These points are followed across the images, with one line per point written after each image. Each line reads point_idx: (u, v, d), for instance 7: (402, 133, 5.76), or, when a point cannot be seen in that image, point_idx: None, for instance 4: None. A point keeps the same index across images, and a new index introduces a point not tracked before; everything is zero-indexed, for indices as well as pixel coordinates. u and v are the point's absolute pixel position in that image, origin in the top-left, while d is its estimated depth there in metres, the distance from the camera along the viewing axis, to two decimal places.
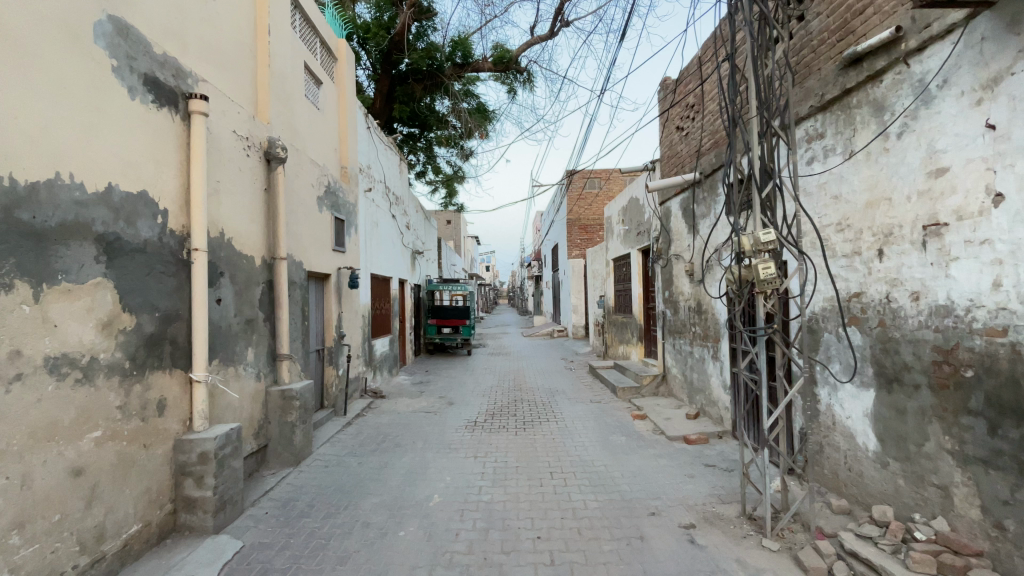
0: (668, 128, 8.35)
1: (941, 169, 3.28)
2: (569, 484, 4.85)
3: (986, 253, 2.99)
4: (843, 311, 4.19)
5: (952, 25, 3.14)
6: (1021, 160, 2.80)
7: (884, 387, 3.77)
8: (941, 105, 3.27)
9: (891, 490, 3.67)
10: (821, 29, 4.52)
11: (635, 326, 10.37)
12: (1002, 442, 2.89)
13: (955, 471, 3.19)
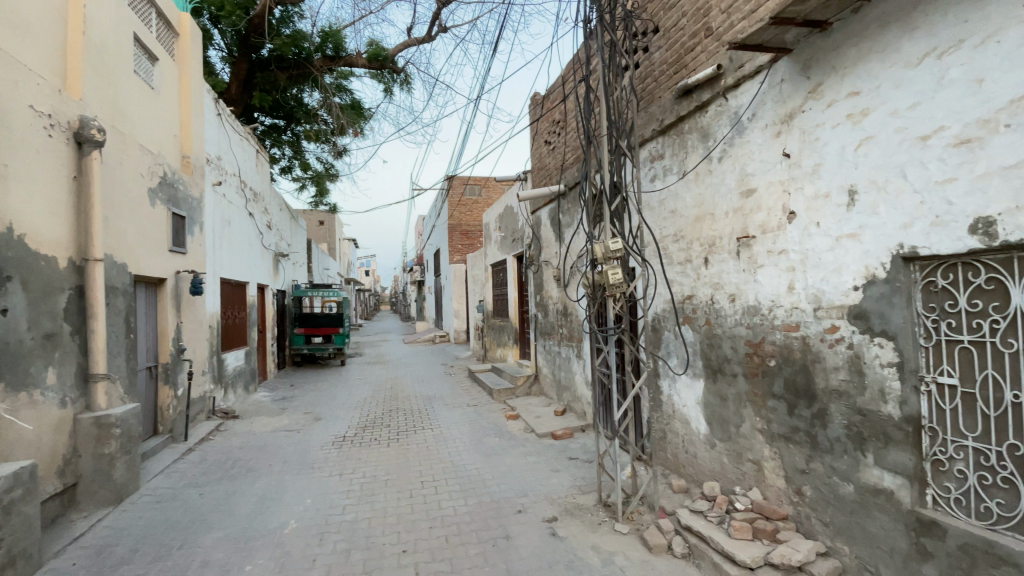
0: (538, 141, 8.75)
1: (750, 190, 3.87)
2: (440, 492, 4.79)
3: (783, 261, 3.59)
4: (679, 311, 4.77)
5: (760, 66, 3.73)
6: (807, 184, 3.40)
7: (711, 377, 4.34)
8: (750, 135, 3.87)
9: (719, 467, 4.21)
10: (661, 61, 5.08)
11: (511, 329, 10.67)
12: (797, 420, 3.47)
13: (764, 447, 3.75)
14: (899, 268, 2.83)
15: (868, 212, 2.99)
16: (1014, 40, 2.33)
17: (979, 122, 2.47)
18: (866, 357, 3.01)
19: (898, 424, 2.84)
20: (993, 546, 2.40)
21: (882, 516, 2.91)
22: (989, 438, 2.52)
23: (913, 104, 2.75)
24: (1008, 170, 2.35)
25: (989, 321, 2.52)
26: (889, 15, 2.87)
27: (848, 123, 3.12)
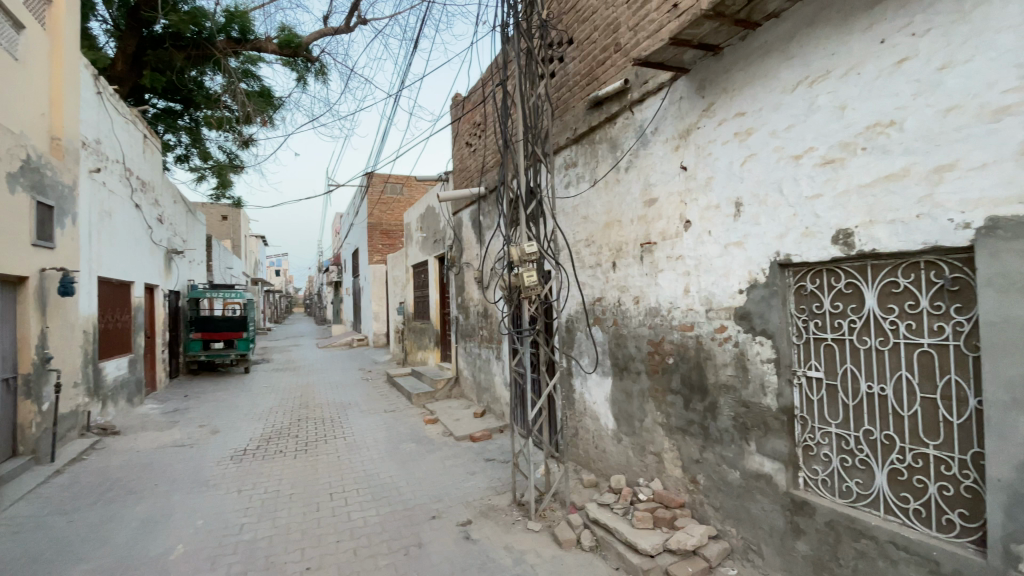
0: (459, 142, 8.73)
1: (652, 199, 4.16)
2: (350, 503, 4.58)
3: (680, 266, 3.88)
4: (590, 313, 4.98)
5: (661, 84, 4.01)
6: (701, 196, 3.70)
7: (618, 375, 4.57)
8: (653, 148, 4.15)
9: (625, 461, 4.45)
10: (574, 71, 5.29)
11: (431, 332, 10.52)
12: (692, 413, 3.75)
13: (664, 439, 4.02)
14: (776, 273, 3.14)
15: (751, 222, 3.30)
16: (870, 74, 2.66)
17: (841, 145, 2.79)
18: (749, 354, 3.31)
19: (775, 414, 3.15)
20: (853, 522, 2.71)
21: (763, 499, 3.20)
22: (849, 425, 2.84)
23: (790, 126, 3.07)
24: (863, 188, 2.68)
25: (847, 321, 2.84)
26: (770, 45, 3.19)
27: (735, 140, 3.42)
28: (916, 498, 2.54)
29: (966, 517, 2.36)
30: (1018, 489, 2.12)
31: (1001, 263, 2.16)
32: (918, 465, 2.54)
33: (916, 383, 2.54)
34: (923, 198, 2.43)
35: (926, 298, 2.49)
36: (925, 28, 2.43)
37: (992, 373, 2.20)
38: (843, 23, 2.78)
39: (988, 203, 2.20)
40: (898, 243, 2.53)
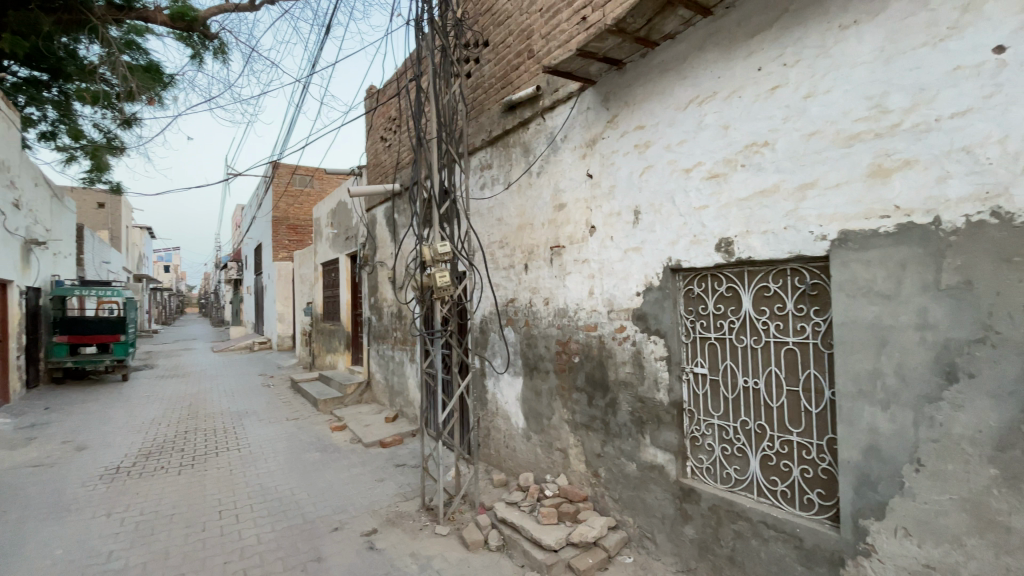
0: (373, 136, 8.43)
1: (562, 204, 4.31)
2: (242, 521, 4.23)
3: (586, 269, 4.04)
4: (503, 313, 5.02)
5: (570, 93, 4.18)
6: (604, 203, 3.89)
7: (528, 374, 4.67)
8: (563, 155, 4.30)
9: (534, 459, 4.56)
10: (489, 74, 5.32)
11: (342, 334, 10.04)
12: (595, 409, 3.93)
13: (570, 436, 4.17)
14: (669, 277, 3.38)
15: (648, 229, 3.52)
16: (749, 98, 2.94)
17: (725, 161, 3.06)
18: (645, 353, 3.53)
19: (667, 408, 3.38)
20: (732, 505, 2.98)
21: (657, 489, 3.42)
22: (729, 416, 3.11)
23: (682, 141, 3.31)
24: (742, 202, 2.96)
25: (727, 321, 3.12)
26: (667, 64, 3.42)
27: (636, 152, 3.63)
28: (782, 480, 2.85)
29: (823, 496, 2.67)
30: (862, 468, 2.44)
31: (850, 271, 2.48)
32: (785, 451, 2.84)
33: (783, 377, 2.84)
34: (790, 212, 2.73)
35: (791, 301, 2.80)
36: (794, 60, 2.73)
37: (843, 367, 2.51)
38: (728, 50, 3.05)
39: (840, 219, 2.51)
40: (770, 251, 2.82)
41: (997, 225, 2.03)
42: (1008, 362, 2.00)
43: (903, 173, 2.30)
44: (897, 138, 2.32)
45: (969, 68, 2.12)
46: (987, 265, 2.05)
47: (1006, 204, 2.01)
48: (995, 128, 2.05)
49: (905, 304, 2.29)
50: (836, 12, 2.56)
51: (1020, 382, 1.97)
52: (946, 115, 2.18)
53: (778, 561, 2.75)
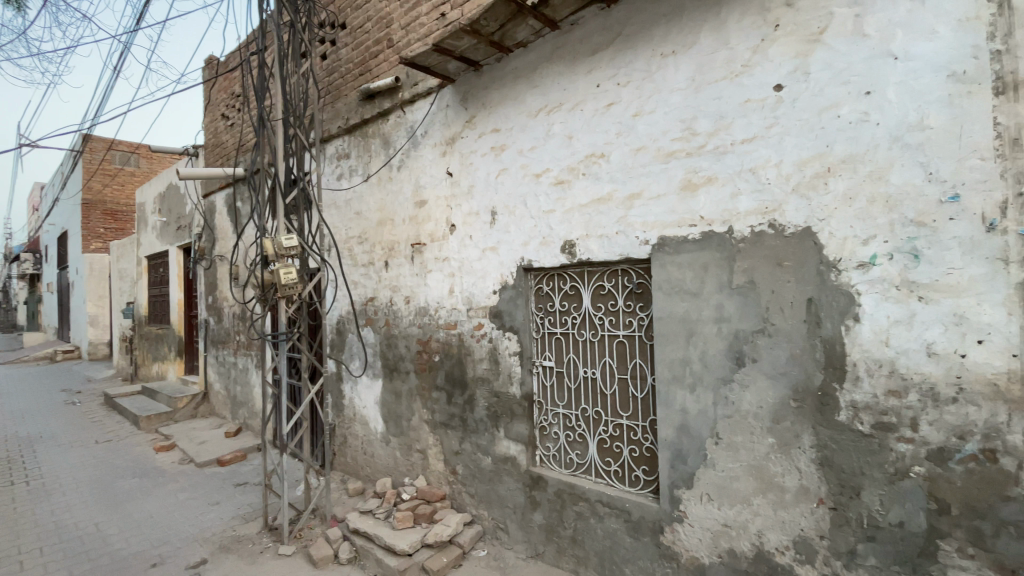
0: (213, 112, 7.44)
1: (422, 201, 4.25)
2: (24, 570, 3.43)
3: (445, 267, 4.03)
4: (362, 312, 4.79)
5: (430, 89, 4.14)
6: (463, 202, 3.91)
7: (387, 376, 4.53)
8: (423, 150, 4.24)
9: (393, 463, 4.47)
10: (345, 58, 5.01)
11: (173, 339, 8.69)
12: (454, 408, 3.95)
13: (429, 436, 4.15)
14: (521, 276, 3.51)
15: (503, 229, 3.62)
16: (589, 111, 3.17)
17: (569, 168, 3.27)
18: (500, 349, 3.64)
19: (519, 401, 3.53)
20: (574, 488, 3.21)
21: (510, 480, 3.57)
22: (571, 405, 3.34)
23: (533, 147, 3.46)
24: (583, 207, 3.19)
25: (571, 317, 3.33)
26: (520, 70, 3.54)
27: (492, 153, 3.71)
28: (615, 461, 3.14)
29: (647, 472, 3.00)
30: (677, 445, 2.79)
31: (667, 272, 2.81)
32: (617, 434, 3.13)
33: (615, 367, 3.13)
34: (621, 218, 3.01)
35: (622, 298, 3.09)
36: (626, 80, 3.01)
37: (662, 356, 2.84)
38: (573, 63, 3.26)
39: (660, 226, 2.84)
40: (605, 253, 3.08)
41: (772, 235, 2.46)
42: (779, 348, 2.44)
43: (708, 188, 2.67)
44: (704, 157, 2.69)
45: (755, 102, 2.53)
46: (766, 268, 2.47)
47: (779, 217, 2.44)
48: (771, 154, 2.47)
49: (709, 301, 2.66)
50: (659, 41, 2.87)
51: (788, 364, 2.41)
52: (738, 140, 2.58)
53: (612, 535, 3.04)
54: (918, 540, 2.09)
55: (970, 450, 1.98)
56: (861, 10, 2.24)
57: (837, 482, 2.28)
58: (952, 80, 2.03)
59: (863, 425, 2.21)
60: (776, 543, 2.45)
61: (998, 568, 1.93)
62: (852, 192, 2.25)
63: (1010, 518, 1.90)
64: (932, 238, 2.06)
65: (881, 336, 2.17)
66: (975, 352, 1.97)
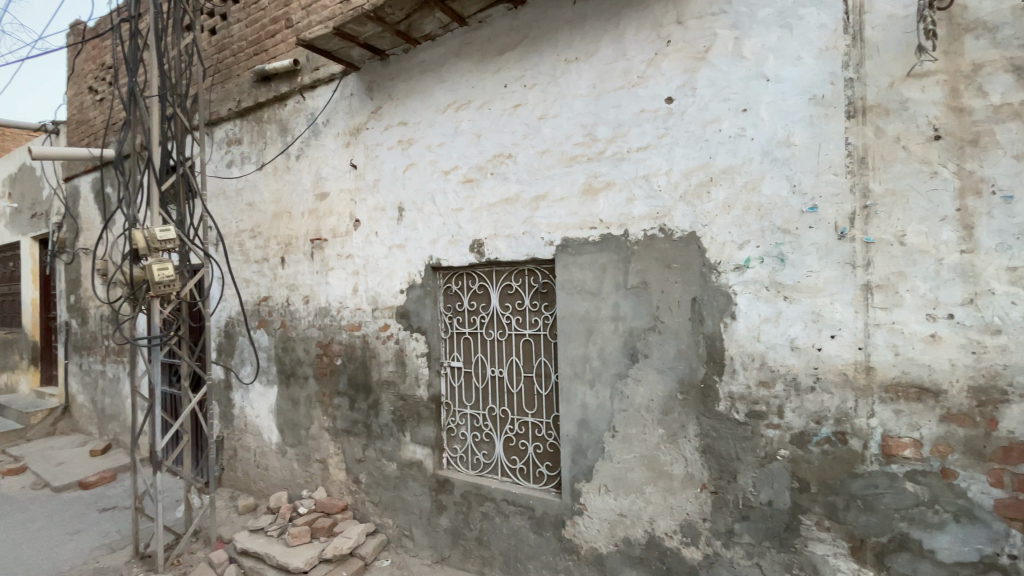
0: (78, 84, 6.48)
1: (323, 194, 4.02)
2: None
3: (349, 265, 3.83)
4: (255, 313, 4.47)
5: (332, 75, 3.92)
6: (368, 196, 3.74)
7: (283, 382, 4.26)
8: (324, 140, 4.02)
9: (289, 474, 4.23)
10: (237, 35, 4.60)
11: (25, 344, 7.48)
12: (356, 413, 3.79)
13: (329, 444, 3.96)
14: (429, 275, 3.42)
15: (410, 226, 3.51)
16: (496, 111, 3.16)
17: (477, 167, 3.24)
18: (406, 350, 3.52)
19: (426, 404, 3.44)
20: (480, 488, 3.20)
21: (415, 485, 3.48)
22: (479, 405, 3.32)
23: (441, 143, 3.39)
24: (491, 207, 3.17)
25: (479, 316, 3.31)
26: (428, 64, 3.45)
27: (399, 147, 3.58)
28: (520, 459, 3.16)
29: (550, 468, 3.05)
30: (577, 440, 2.87)
31: (570, 272, 2.88)
32: (522, 432, 3.16)
33: (521, 365, 3.15)
34: (527, 219, 3.03)
35: (528, 297, 3.12)
36: (532, 83, 3.03)
37: (564, 354, 2.91)
38: (481, 61, 3.23)
39: (563, 228, 2.90)
40: (512, 253, 3.09)
41: (662, 239, 2.61)
42: (668, 344, 2.59)
43: (607, 193, 2.77)
44: (603, 162, 2.79)
45: (649, 112, 2.66)
46: (657, 269, 2.62)
47: (669, 222, 2.59)
48: (662, 163, 2.62)
49: (607, 300, 2.76)
50: (563, 47, 2.93)
51: (675, 359, 2.57)
52: (634, 148, 2.70)
53: (517, 533, 3.06)
54: (784, 517, 2.31)
55: (826, 433, 2.23)
56: (739, 33, 2.43)
57: (717, 468, 2.46)
58: (813, 102, 2.27)
59: (739, 414, 2.41)
60: (665, 529, 2.61)
61: (847, 537, 2.18)
62: (731, 200, 2.44)
63: (857, 492, 2.16)
64: (795, 244, 2.29)
65: (754, 332, 2.38)
66: (828, 346, 2.22)
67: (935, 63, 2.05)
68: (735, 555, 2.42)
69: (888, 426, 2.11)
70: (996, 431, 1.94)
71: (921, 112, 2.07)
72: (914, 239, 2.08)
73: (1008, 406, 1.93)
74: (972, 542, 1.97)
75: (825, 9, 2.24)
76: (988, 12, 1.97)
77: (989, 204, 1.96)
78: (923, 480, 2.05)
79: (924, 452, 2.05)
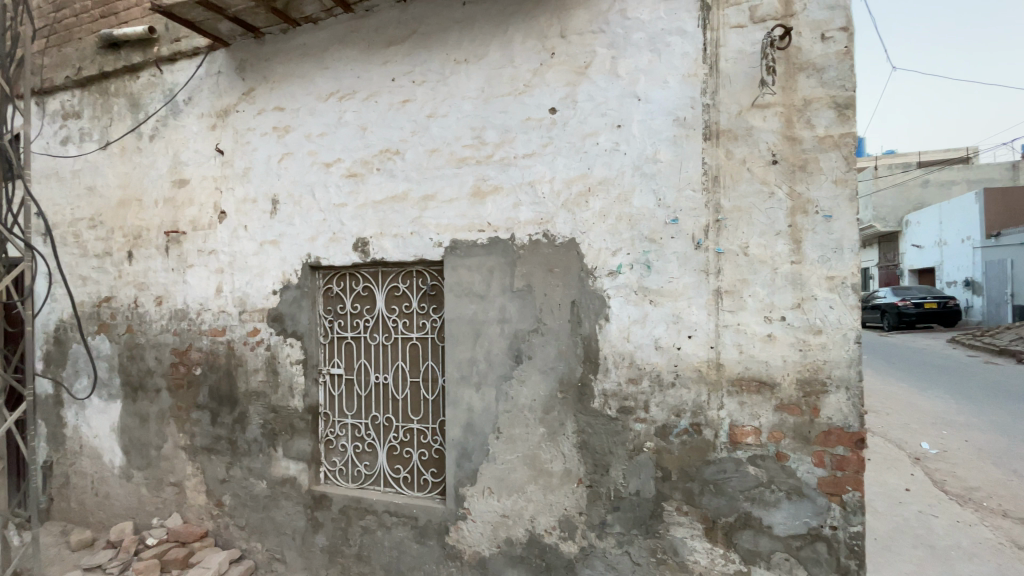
0: None
1: (183, 180, 3.56)
2: None
3: (212, 262, 3.42)
4: (93, 316, 3.83)
5: (197, 48, 3.49)
6: (236, 185, 3.38)
7: (129, 397, 3.69)
8: (185, 120, 3.56)
9: (135, 502, 3.67)
10: None
11: None
12: (219, 428, 3.40)
13: (186, 465, 3.50)
14: (307, 275, 3.17)
15: (286, 221, 3.23)
16: (383, 104, 3.03)
17: (362, 162, 3.07)
18: (279, 357, 3.23)
19: (301, 415, 3.18)
20: (360, 501, 3.02)
21: (288, 504, 3.21)
22: (361, 414, 3.14)
23: (323, 133, 3.16)
24: (376, 204, 3.03)
25: (362, 320, 3.14)
26: (308, 48, 3.21)
27: (274, 135, 3.28)
28: (404, 467, 3.05)
29: (435, 474, 2.98)
30: (462, 444, 2.83)
31: (457, 274, 2.84)
32: (407, 439, 3.05)
33: (407, 370, 3.04)
34: (415, 219, 2.94)
35: (415, 300, 3.02)
36: (421, 79, 2.95)
37: (452, 357, 2.86)
38: (366, 51, 3.07)
39: (451, 229, 2.86)
40: (399, 253, 2.97)
41: (545, 244, 2.68)
42: (550, 346, 2.66)
43: (495, 197, 2.78)
44: (491, 166, 2.80)
45: (534, 121, 2.72)
46: (540, 273, 2.68)
47: (552, 228, 2.67)
48: (546, 171, 2.69)
49: (493, 302, 2.77)
50: (452, 47, 2.89)
51: (555, 360, 2.65)
52: (520, 154, 2.75)
53: (399, 545, 2.94)
54: (649, 505, 2.48)
55: (684, 425, 2.43)
56: (616, 53, 2.58)
57: (592, 463, 2.58)
58: (677, 123, 2.48)
59: (611, 410, 2.55)
60: (545, 525, 2.67)
61: (702, 519, 2.40)
62: (607, 210, 2.58)
63: (710, 477, 2.39)
64: (660, 252, 2.48)
65: (625, 332, 2.53)
66: (687, 345, 2.44)
67: (775, 96, 2.34)
68: (607, 545, 2.55)
69: (735, 416, 2.37)
70: (817, 418, 2.27)
71: (763, 139, 2.35)
72: (756, 250, 2.35)
73: (827, 396, 2.25)
74: (800, 516, 2.27)
75: (688, 39, 2.47)
76: (816, 55, 2.29)
77: (814, 222, 2.28)
78: (761, 463, 2.33)
79: (763, 438, 2.33)
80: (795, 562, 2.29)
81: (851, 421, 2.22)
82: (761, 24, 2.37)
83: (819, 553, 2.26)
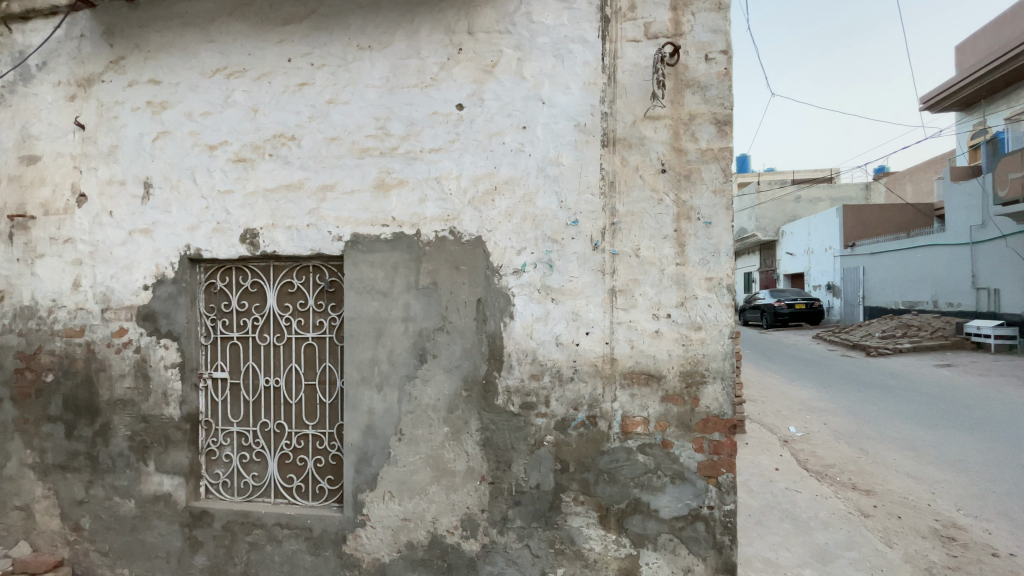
0: None
1: (33, 157, 3.06)
2: None
3: (68, 252, 2.98)
4: None
5: (54, 7, 3.01)
6: (101, 165, 2.97)
7: None
8: (38, 87, 3.07)
9: None
10: None
11: None
12: (77, 443, 2.97)
13: (35, 486, 3.02)
14: (185, 268, 2.87)
15: (161, 208, 2.90)
16: (277, 86, 2.82)
17: (252, 146, 2.84)
18: (151, 361, 2.89)
19: (177, 424, 2.88)
20: (247, 515, 2.79)
21: (161, 523, 2.88)
22: (248, 421, 2.90)
23: (207, 112, 2.88)
24: (268, 192, 2.82)
25: (251, 318, 2.90)
26: (190, 17, 2.91)
27: (147, 110, 2.93)
28: (298, 475, 2.86)
29: (332, 480, 2.84)
30: (362, 448, 2.72)
31: (358, 271, 2.72)
32: (301, 446, 2.86)
33: (302, 373, 2.85)
34: (312, 210, 2.78)
35: (312, 297, 2.84)
36: (321, 63, 2.79)
37: (350, 357, 2.73)
38: (259, 27, 2.85)
39: (352, 223, 2.74)
40: (294, 247, 2.79)
41: (452, 241, 2.65)
42: (455, 344, 2.64)
43: (400, 190, 2.71)
44: (395, 159, 2.72)
45: (441, 115, 2.69)
46: (445, 271, 2.65)
47: (459, 226, 2.65)
48: (453, 167, 2.67)
49: (397, 300, 2.69)
50: (356, 32, 2.77)
51: (460, 358, 2.63)
52: (426, 149, 2.70)
53: (291, 558, 2.76)
54: (549, 497, 2.55)
55: (581, 418, 2.53)
56: (521, 55, 2.63)
57: (494, 458, 2.60)
58: (578, 129, 2.58)
59: (514, 407, 2.58)
60: (447, 526, 2.64)
61: (597, 507, 2.51)
62: (512, 210, 2.61)
63: (604, 466, 2.51)
64: (561, 252, 2.56)
65: (527, 330, 2.58)
66: (584, 341, 2.54)
67: (664, 109, 2.51)
68: (508, 540, 2.58)
69: (627, 407, 2.51)
70: (697, 407, 2.47)
71: (653, 148, 2.52)
72: (646, 253, 2.51)
73: (705, 386, 2.46)
74: (683, 498, 2.46)
75: (589, 48, 2.57)
76: (701, 73, 2.49)
77: (696, 227, 2.48)
78: (649, 451, 2.48)
79: (651, 427, 2.49)
80: (678, 541, 2.47)
81: (726, 409, 2.44)
82: (653, 40, 2.53)
83: (699, 532, 2.45)
